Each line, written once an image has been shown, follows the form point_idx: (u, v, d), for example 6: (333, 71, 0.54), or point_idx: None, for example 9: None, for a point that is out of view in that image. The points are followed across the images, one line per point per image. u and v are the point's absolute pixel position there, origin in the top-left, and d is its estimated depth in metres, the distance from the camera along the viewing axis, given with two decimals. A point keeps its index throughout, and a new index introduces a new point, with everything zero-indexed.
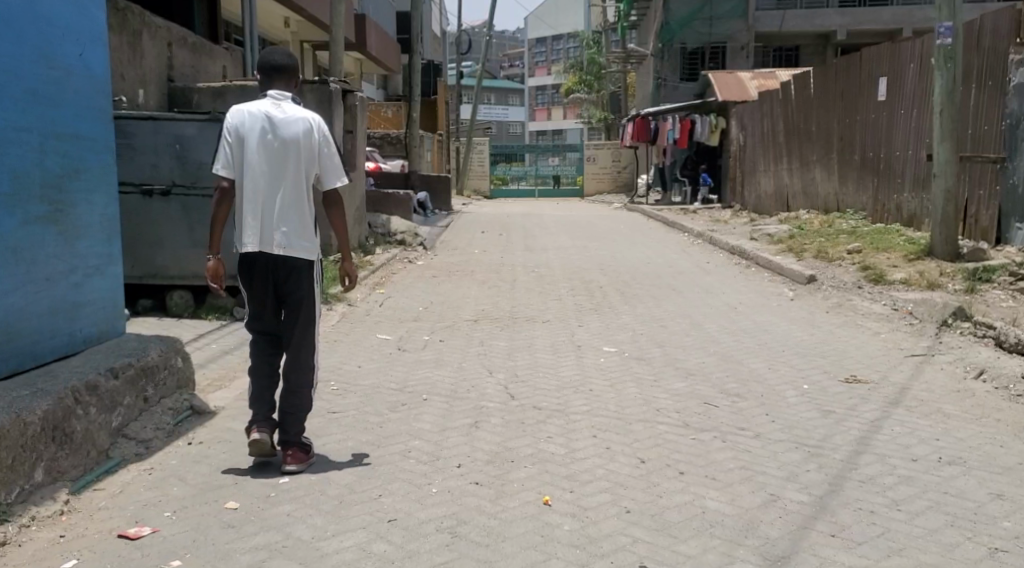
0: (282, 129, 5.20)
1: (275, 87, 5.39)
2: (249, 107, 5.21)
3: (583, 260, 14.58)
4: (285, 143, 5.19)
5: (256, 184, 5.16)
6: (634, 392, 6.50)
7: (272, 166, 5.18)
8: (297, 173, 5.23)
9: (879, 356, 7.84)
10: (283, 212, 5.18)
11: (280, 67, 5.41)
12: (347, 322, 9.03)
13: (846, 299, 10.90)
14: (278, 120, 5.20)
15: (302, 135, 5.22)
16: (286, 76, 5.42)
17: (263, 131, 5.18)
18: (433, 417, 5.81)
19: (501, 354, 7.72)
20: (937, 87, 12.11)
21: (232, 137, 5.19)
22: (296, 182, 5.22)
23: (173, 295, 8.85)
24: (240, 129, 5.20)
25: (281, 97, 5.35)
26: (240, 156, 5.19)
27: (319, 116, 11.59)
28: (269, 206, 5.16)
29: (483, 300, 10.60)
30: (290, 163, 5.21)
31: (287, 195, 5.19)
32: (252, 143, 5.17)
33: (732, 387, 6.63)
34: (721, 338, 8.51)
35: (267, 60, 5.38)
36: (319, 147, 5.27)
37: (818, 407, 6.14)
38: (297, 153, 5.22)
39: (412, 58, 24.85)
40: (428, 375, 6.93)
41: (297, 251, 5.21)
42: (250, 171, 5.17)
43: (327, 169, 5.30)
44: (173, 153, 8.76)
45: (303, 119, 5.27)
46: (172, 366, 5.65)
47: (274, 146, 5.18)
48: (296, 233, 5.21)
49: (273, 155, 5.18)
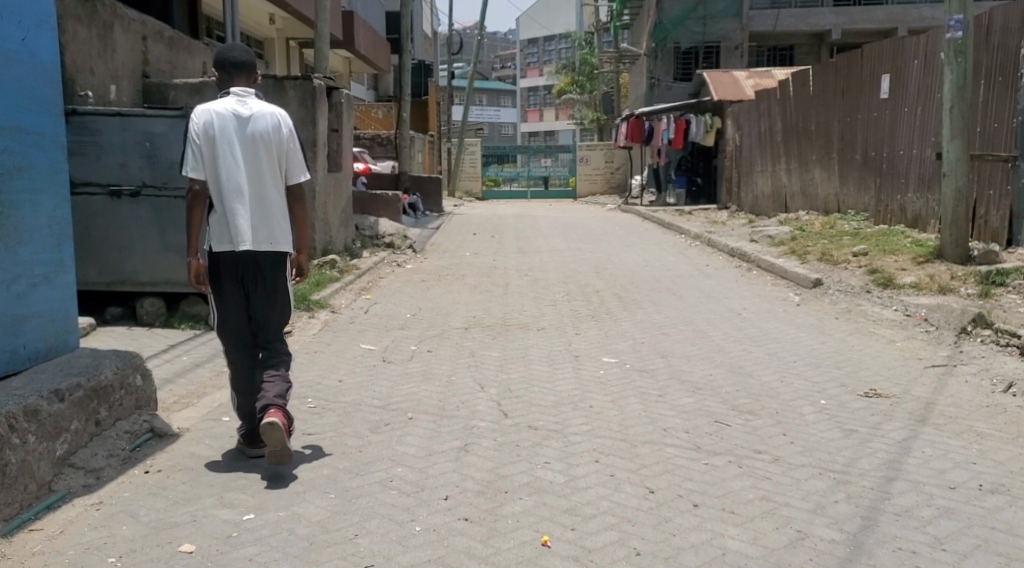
0: (253, 127, 5.22)
1: (238, 84, 5.40)
2: (218, 106, 5.20)
3: (579, 264, 14.04)
4: (258, 140, 5.22)
5: (234, 183, 5.17)
6: (638, 408, 5.99)
7: (251, 164, 5.21)
8: (270, 168, 5.28)
9: (897, 368, 7.33)
10: (264, 209, 5.23)
11: (240, 63, 5.41)
12: (330, 330, 8.50)
13: (855, 304, 10.40)
14: (249, 118, 5.23)
15: (273, 132, 5.27)
16: (246, 71, 5.41)
17: (236, 130, 5.20)
18: (418, 439, 5.28)
19: (493, 366, 7.20)
20: (946, 83, 11.62)
21: (205, 137, 5.16)
22: (271, 177, 5.26)
23: (144, 302, 8.31)
24: (210, 129, 5.17)
25: (243, 94, 5.36)
26: (214, 156, 5.17)
27: (301, 115, 11.04)
28: (249, 203, 5.19)
29: (474, 307, 10.07)
30: (264, 159, 5.25)
31: (264, 191, 5.23)
32: (226, 143, 5.16)
33: (743, 403, 6.12)
34: (727, 347, 7.99)
35: (226, 57, 5.38)
36: (288, 142, 5.32)
37: (839, 426, 5.64)
38: (270, 148, 5.26)
39: (402, 57, 24.29)
40: (414, 390, 6.40)
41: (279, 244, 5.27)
42: (227, 171, 5.16)
43: (297, 161, 5.36)
44: (143, 152, 8.23)
45: (271, 114, 5.31)
46: (129, 385, 5.11)
47: (250, 143, 5.21)
48: (275, 228, 5.26)
49: (247, 152, 5.21)
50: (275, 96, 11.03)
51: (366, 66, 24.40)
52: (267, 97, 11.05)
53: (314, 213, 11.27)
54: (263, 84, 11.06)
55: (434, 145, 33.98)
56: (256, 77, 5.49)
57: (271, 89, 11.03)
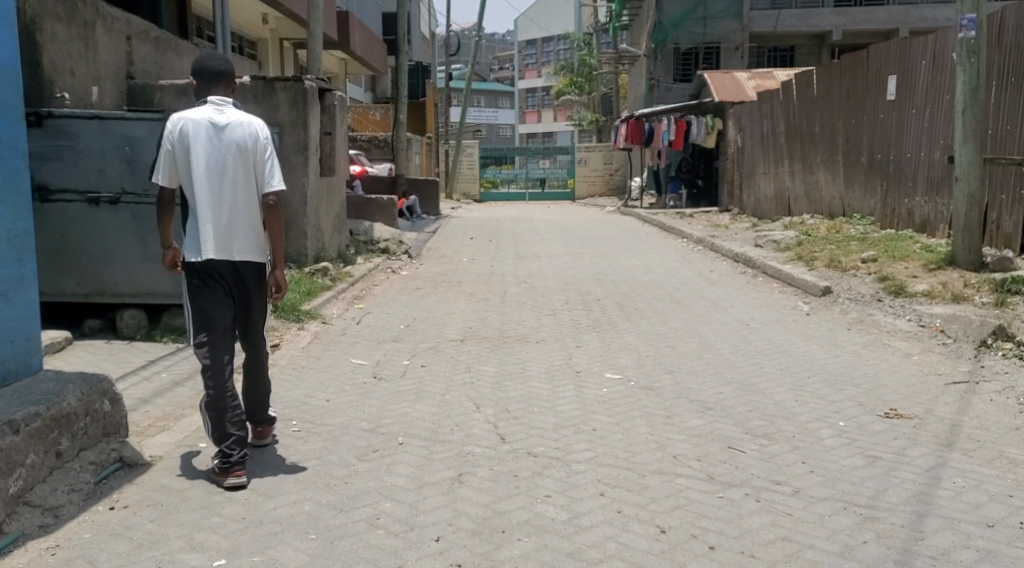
0: (226, 136, 4.90)
1: (216, 93, 5.08)
2: (191, 114, 4.90)
3: (579, 270, 13.65)
4: (230, 150, 4.89)
5: (203, 192, 4.88)
6: (646, 432, 5.60)
7: (222, 174, 4.89)
8: (244, 179, 4.95)
9: (917, 385, 6.93)
10: (235, 219, 4.92)
11: (219, 73, 5.11)
12: (320, 343, 8.10)
13: (866, 313, 10.03)
14: (223, 127, 4.91)
15: (247, 142, 4.93)
16: (225, 82, 5.10)
17: (209, 139, 4.88)
18: (408, 468, 4.89)
19: (491, 383, 6.80)
20: (959, 85, 11.24)
21: (176, 145, 4.87)
22: (243, 188, 4.94)
23: (124, 315, 7.92)
24: (181, 137, 4.88)
25: (221, 103, 5.05)
26: (185, 163, 4.89)
27: (292, 117, 10.65)
28: (215, 213, 4.87)
29: (470, 316, 9.68)
30: (237, 170, 4.92)
31: (233, 203, 4.91)
32: (197, 151, 4.86)
33: (757, 427, 5.74)
34: (736, 362, 7.61)
35: (204, 65, 5.09)
36: (264, 153, 4.97)
37: (862, 453, 5.26)
38: (244, 160, 4.93)
39: (399, 58, 23.93)
40: (407, 411, 6.00)
41: (249, 255, 4.96)
42: (196, 179, 4.87)
43: (274, 172, 5.00)
44: (123, 156, 7.85)
45: (247, 123, 4.98)
46: (97, 411, 4.74)
47: (222, 153, 4.89)
48: (243, 242, 4.93)
49: (219, 162, 4.88)
50: (265, 97, 10.60)
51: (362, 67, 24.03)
52: (256, 99, 10.63)
53: (306, 218, 10.88)
54: (252, 85, 10.65)
55: (431, 147, 33.62)
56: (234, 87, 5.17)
57: (260, 90, 10.61)
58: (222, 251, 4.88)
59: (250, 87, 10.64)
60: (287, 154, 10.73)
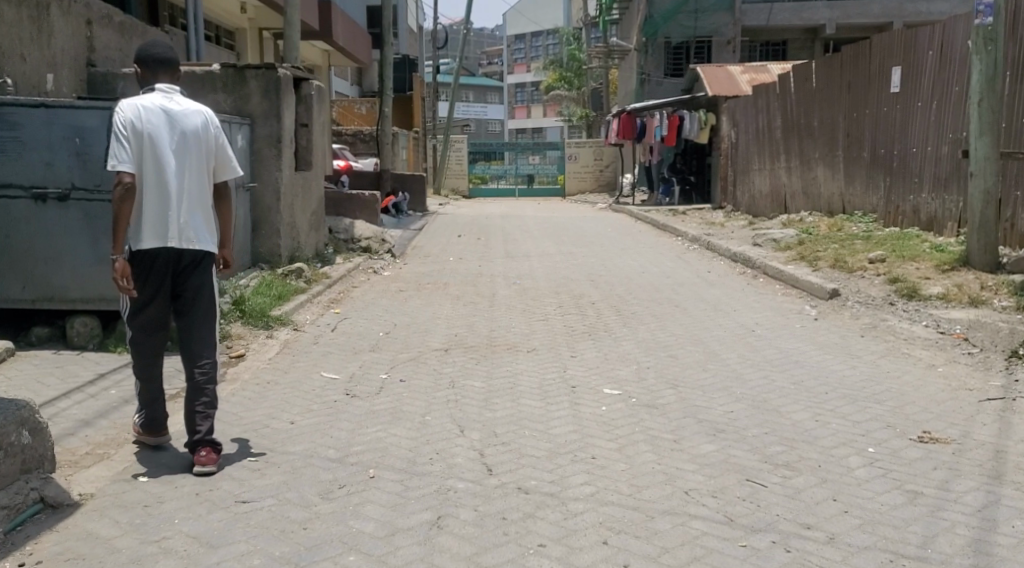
0: (187, 122, 4.79)
1: (163, 81, 4.90)
2: (147, 101, 4.73)
3: (570, 270, 12.96)
4: (190, 136, 4.78)
5: (166, 180, 4.71)
6: (653, 461, 4.92)
7: (183, 161, 4.75)
8: (202, 167, 4.84)
9: (946, 402, 6.25)
10: (196, 205, 4.78)
11: (165, 60, 4.92)
12: (290, 354, 7.39)
13: (880, 318, 9.38)
14: (181, 114, 4.79)
15: (205, 129, 4.85)
16: (173, 69, 4.91)
17: (169, 125, 4.73)
18: (380, 509, 4.21)
19: (476, 401, 6.11)
20: (974, 75, 10.57)
21: (134, 130, 4.65)
22: (203, 176, 4.84)
23: (74, 323, 7.20)
24: (140, 123, 4.67)
25: (168, 91, 4.90)
26: (145, 150, 4.68)
27: (263, 109, 9.94)
28: (184, 201, 4.75)
29: (456, 322, 9.00)
30: (197, 157, 4.81)
31: (201, 189, 4.82)
32: (160, 138, 4.68)
33: (777, 454, 5.07)
34: (745, 374, 6.93)
35: (149, 52, 4.90)
36: (220, 141, 4.92)
37: (900, 487, 4.60)
38: (203, 146, 4.83)
39: (384, 50, 23.14)
40: (381, 435, 5.31)
41: (207, 242, 4.83)
42: (162, 167, 4.70)
43: (227, 160, 4.95)
44: (72, 148, 7.11)
45: (199, 111, 4.90)
46: (12, 445, 4.06)
47: (183, 140, 4.75)
48: (209, 227, 4.85)
49: (182, 148, 4.76)
50: (235, 87, 9.90)
51: (346, 59, 23.26)
52: (226, 89, 9.90)
53: (280, 215, 10.19)
54: (221, 73, 9.88)
55: (418, 142, 32.87)
56: (179, 75, 5.00)
57: (230, 79, 9.87)
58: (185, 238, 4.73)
59: (219, 75, 9.88)
60: (260, 147, 10.03)
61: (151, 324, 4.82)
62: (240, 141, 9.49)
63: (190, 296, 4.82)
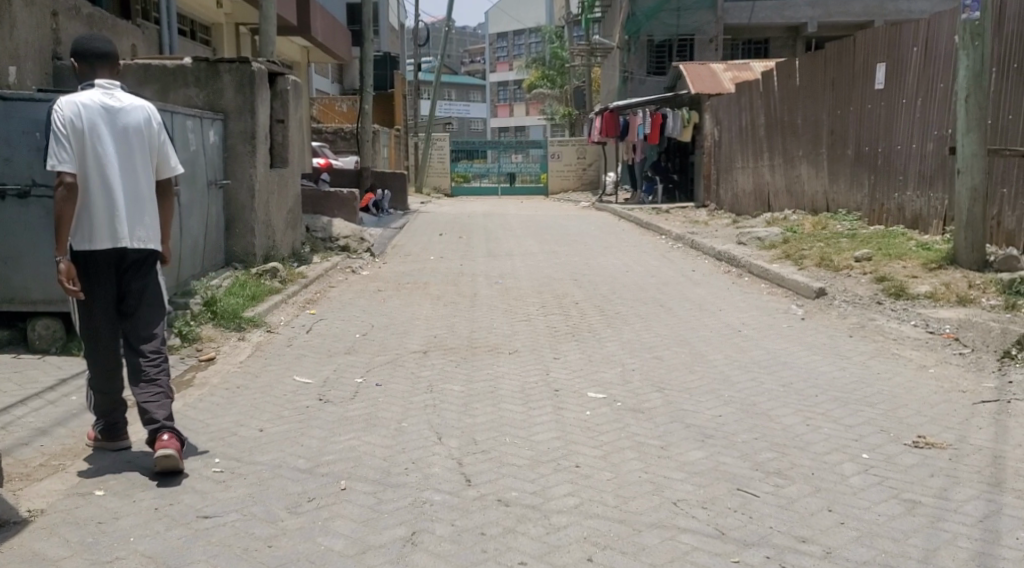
0: (128, 118, 4.73)
1: (103, 76, 4.83)
2: (86, 97, 4.67)
3: (553, 269, 12.73)
4: (131, 132, 4.73)
5: (107, 178, 4.67)
6: (638, 469, 4.70)
7: (124, 159, 4.72)
8: (144, 164, 4.80)
9: (940, 405, 6.06)
10: (140, 203, 4.75)
11: (103, 54, 4.85)
12: (262, 357, 7.14)
13: (868, 318, 9.19)
14: (121, 111, 4.73)
15: (147, 125, 4.80)
16: (112, 63, 4.85)
17: (109, 123, 4.68)
18: (350, 525, 3.99)
19: (454, 406, 5.87)
20: (961, 70, 10.42)
21: (74, 129, 4.59)
22: (145, 173, 4.79)
23: (35, 325, 6.92)
24: (79, 121, 4.62)
25: (109, 86, 4.83)
26: (85, 149, 4.63)
27: (235, 104, 9.68)
28: (127, 199, 4.72)
29: (435, 323, 8.76)
30: (139, 154, 4.77)
31: (144, 186, 4.78)
32: (103, 138, 4.65)
33: (768, 461, 4.86)
34: (732, 376, 6.73)
35: (87, 45, 4.82)
36: (162, 137, 4.87)
37: (897, 496, 4.41)
38: (144, 143, 4.78)
39: (364, 46, 22.85)
40: (354, 443, 5.08)
41: (152, 240, 4.79)
42: (103, 166, 4.67)
43: (169, 156, 4.91)
44: (33, 144, 6.82)
45: (141, 106, 4.84)
46: None
47: (124, 136, 4.71)
48: (153, 225, 4.81)
49: (123, 147, 4.71)
50: (208, 81, 9.65)
51: (326, 55, 22.96)
52: (198, 83, 9.65)
53: (254, 213, 9.90)
54: (193, 67, 9.63)
55: (399, 140, 32.57)
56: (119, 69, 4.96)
57: (203, 73, 9.63)
58: (130, 237, 4.70)
59: (191, 69, 9.62)
60: (233, 143, 9.75)
61: (99, 331, 4.77)
62: (213, 136, 9.21)
63: (133, 297, 4.76)
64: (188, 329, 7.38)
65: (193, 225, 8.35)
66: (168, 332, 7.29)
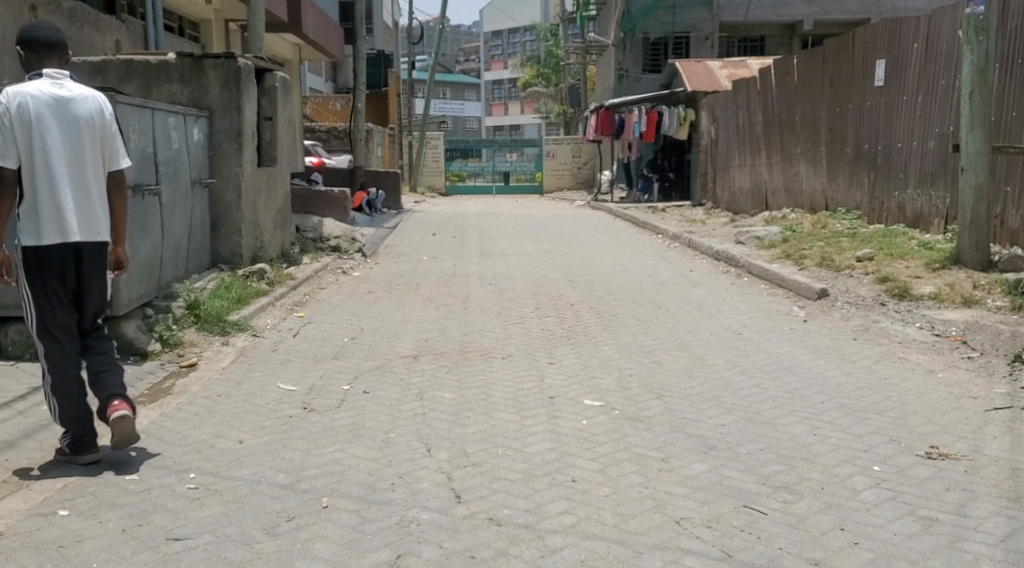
0: (76, 110, 4.69)
1: (50, 65, 4.82)
2: (32, 88, 4.64)
3: (548, 270, 12.46)
4: (79, 124, 4.69)
5: (53, 172, 4.65)
6: (638, 482, 4.46)
7: (70, 151, 4.68)
8: (92, 157, 4.76)
9: (951, 412, 5.81)
10: (85, 196, 4.73)
11: (50, 43, 4.83)
12: (245, 363, 6.87)
13: (872, 319, 8.95)
14: (68, 102, 4.69)
15: (96, 117, 4.75)
16: (59, 53, 4.84)
17: (56, 115, 4.64)
18: (331, 549, 3.75)
19: (445, 415, 5.62)
20: (965, 66, 10.17)
21: (18, 121, 4.57)
22: (92, 167, 4.75)
23: (8, 331, 6.64)
24: (25, 113, 4.59)
25: (59, 76, 4.79)
26: (30, 142, 4.61)
27: (221, 101, 9.43)
28: (73, 193, 4.69)
29: (426, 326, 8.49)
30: (87, 147, 4.72)
31: (90, 179, 4.75)
32: (50, 131, 4.62)
33: (775, 474, 4.62)
34: (734, 382, 6.49)
35: (36, 34, 4.79)
36: (112, 129, 4.82)
37: (912, 513, 4.16)
38: (92, 135, 4.74)
39: (357, 44, 22.57)
40: (339, 456, 4.83)
41: (99, 233, 4.77)
42: (48, 159, 4.64)
43: (119, 149, 4.86)
44: None
45: (91, 98, 4.79)
46: None
47: (71, 129, 4.66)
48: (100, 219, 4.79)
49: (70, 139, 4.67)
50: (193, 78, 9.40)
51: (318, 53, 22.68)
52: (182, 80, 9.40)
53: (241, 214, 9.64)
54: (177, 63, 9.38)
55: (393, 138, 32.30)
56: (67, 59, 4.92)
57: (187, 69, 9.37)
58: (76, 231, 4.68)
59: (175, 65, 9.37)
60: (219, 141, 9.49)
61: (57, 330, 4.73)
62: (198, 134, 8.95)
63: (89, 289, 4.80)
64: (169, 332, 7.13)
65: (176, 225, 8.09)
66: (148, 337, 7.03)
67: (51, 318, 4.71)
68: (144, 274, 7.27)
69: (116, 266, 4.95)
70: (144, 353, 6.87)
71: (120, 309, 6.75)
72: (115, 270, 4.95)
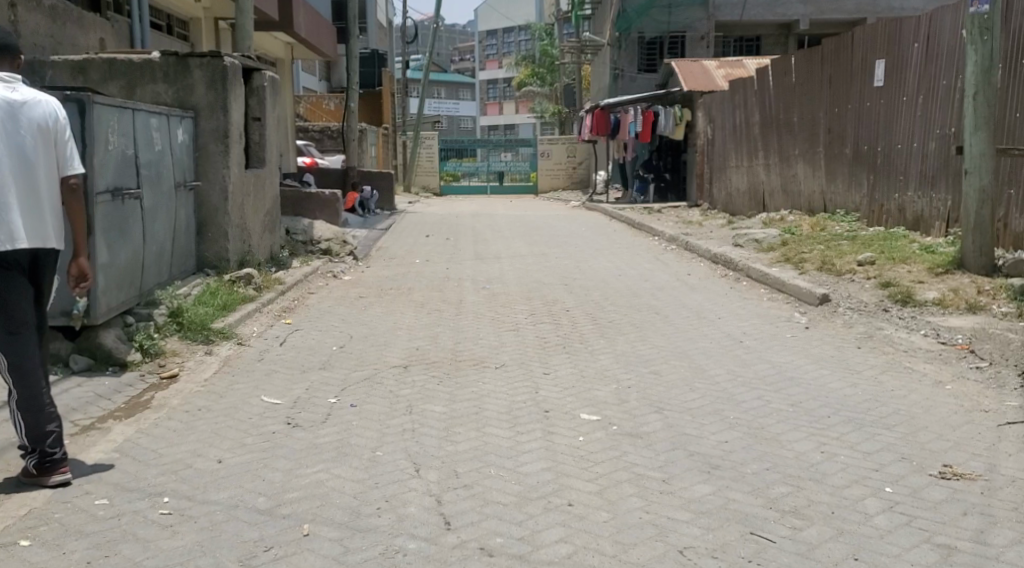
0: (25, 114, 4.46)
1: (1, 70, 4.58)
2: None
3: (543, 273, 12.22)
4: (28, 128, 4.46)
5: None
6: (638, 506, 4.26)
7: (19, 155, 4.44)
8: (43, 163, 4.51)
9: (962, 427, 5.57)
10: (33, 203, 4.48)
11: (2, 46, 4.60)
12: (229, 374, 6.63)
13: (875, 326, 8.71)
14: (18, 106, 4.46)
15: (47, 121, 4.52)
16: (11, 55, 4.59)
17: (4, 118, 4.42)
18: None
19: (435, 430, 5.38)
20: (969, 66, 9.94)
21: None
22: (42, 173, 4.51)
23: None
24: None
25: (11, 80, 4.58)
26: None
27: (207, 101, 9.18)
28: (20, 198, 4.44)
29: (417, 333, 8.25)
30: (36, 152, 4.48)
31: (39, 184, 4.50)
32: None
33: (781, 497, 4.40)
34: (736, 395, 6.26)
35: None
36: (64, 136, 4.58)
37: (928, 540, 3.96)
38: (42, 140, 4.50)
39: (349, 43, 22.32)
40: (323, 477, 4.60)
41: (46, 241, 4.54)
42: None
43: (71, 156, 4.62)
44: None
45: (43, 103, 4.56)
46: None
47: (19, 132, 4.43)
48: (48, 227, 4.54)
49: (17, 143, 4.43)
50: (178, 77, 9.14)
51: (311, 52, 22.43)
52: (167, 79, 9.15)
53: (228, 217, 9.39)
54: (162, 62, 9.13)
55: (387, 139, 32.05)
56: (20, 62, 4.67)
57: (172, 68, 9.12)
58: (23, 237, 4.44)
59: (159, 64, 9.11)
60: (205, 142, 9.24)
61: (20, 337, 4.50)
62: (182, 135, 8.69)
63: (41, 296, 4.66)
64: (150, 342, 6.87)
65: (159, 230, 7.85)
66: (128, 346, 6.78)
67: (13, 312, 4.46)
68: (125, 281, 7.03)
69: (78, 279, 4.70)
70: (123, 363, 6.62)
71: (97, 316, 6.51)
72: (76, 283, 4.69)
